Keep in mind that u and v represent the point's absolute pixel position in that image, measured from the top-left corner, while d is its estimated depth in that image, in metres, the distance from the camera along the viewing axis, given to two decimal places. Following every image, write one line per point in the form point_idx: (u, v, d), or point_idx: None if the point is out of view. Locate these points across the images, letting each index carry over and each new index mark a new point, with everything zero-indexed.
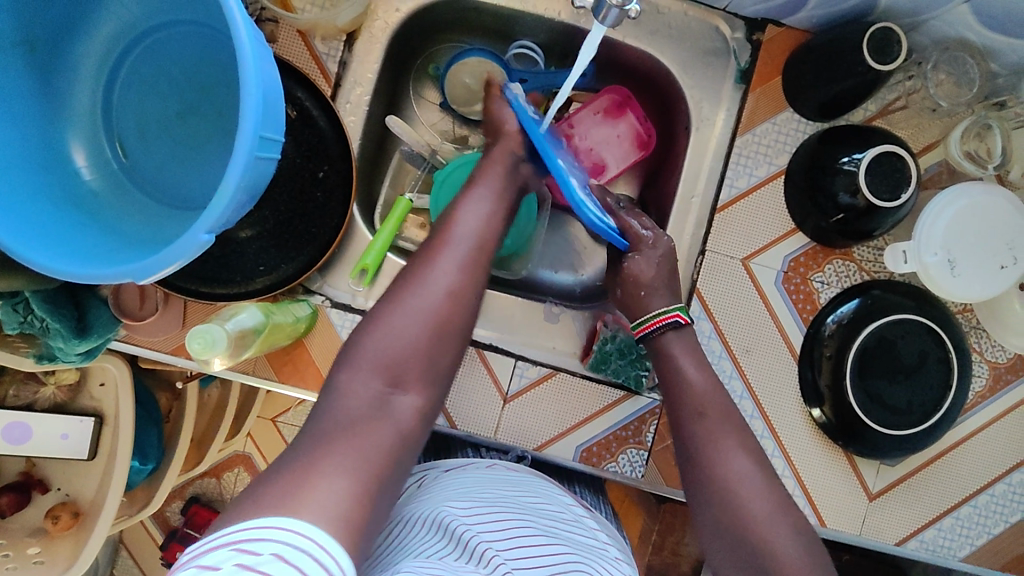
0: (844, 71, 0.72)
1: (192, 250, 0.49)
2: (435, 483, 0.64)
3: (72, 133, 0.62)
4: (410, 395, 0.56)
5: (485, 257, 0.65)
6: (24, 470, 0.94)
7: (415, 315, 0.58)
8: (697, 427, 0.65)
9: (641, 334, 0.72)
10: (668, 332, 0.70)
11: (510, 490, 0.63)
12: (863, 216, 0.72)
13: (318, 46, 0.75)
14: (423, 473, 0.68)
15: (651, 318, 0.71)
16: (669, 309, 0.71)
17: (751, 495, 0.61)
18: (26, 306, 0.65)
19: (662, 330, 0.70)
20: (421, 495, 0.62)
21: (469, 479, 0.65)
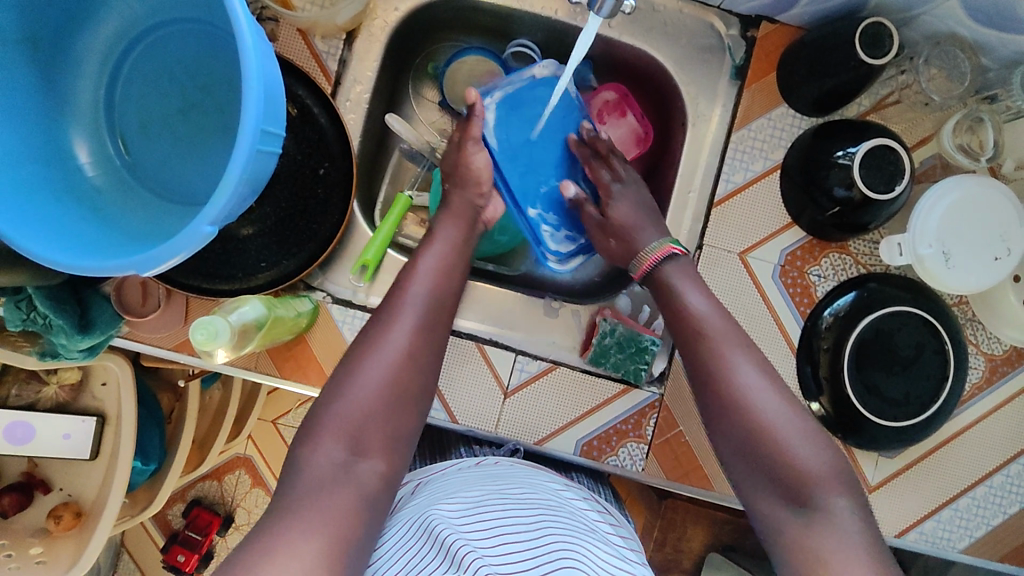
0: (838, 66, 0.73)
1: (196, 242, 0.50)
2: (429, 486, 0.66)
3: (75, 130, 0.63)
4: (375, 459, 0.57)
5: (442, 313, 0.66)
6: (26, 470, 0.94)
7: (374, 380, 0.59)
8: (704, 358, 0.64)
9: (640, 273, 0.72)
10: (666, 264, 0.70)
11: (498, 484, 0.64)
12: (859, 209, 0.72)
13: (318, 45, 0.76)
14: (420, 476, 0.70)
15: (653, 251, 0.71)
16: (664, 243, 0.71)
17: (763, 407, 0.59)
18: (28, 303, 0.67)
19: (660, 265, 0.71)
20: (415, 499, 0.64)
21: (461, 478, 0.66)
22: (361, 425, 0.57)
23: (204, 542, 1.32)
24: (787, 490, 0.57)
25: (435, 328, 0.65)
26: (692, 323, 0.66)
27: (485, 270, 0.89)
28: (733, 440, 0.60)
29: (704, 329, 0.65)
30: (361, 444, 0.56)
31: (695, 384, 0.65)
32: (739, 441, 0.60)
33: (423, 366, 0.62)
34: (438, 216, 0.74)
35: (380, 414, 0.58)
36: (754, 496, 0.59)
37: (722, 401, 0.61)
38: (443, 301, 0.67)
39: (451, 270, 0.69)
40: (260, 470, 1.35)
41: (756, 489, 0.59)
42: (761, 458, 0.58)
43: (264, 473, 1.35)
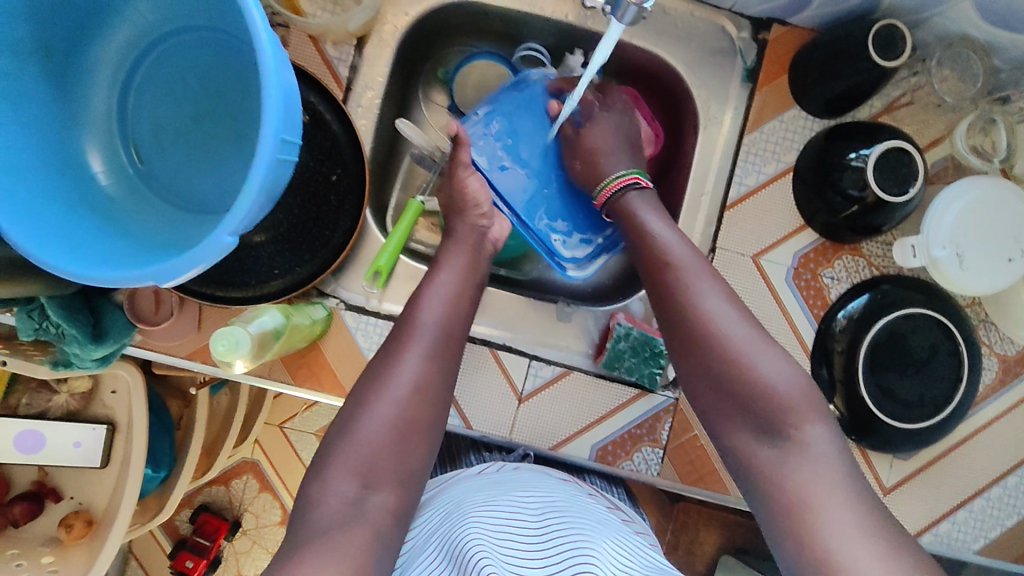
0: (850, 68, 0.73)
1: (215, 252, 0.49)
2: (447, 492, 0.66)
3: (88, 140, 0.62)
4: (385, 492, 0.56)
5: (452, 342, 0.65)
6: (37, 478, 0.94)
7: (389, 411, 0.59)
8: (672, 291, 0.64)
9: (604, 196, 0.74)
10: (629, 187, 0.73)
11: (509, 487, 0.64)
12: (873, 210, 0.72)
13: (329, 51, 0.76)
14: (438, 484, 0.69)
15: (612, 181, 0.74)
16: (629, 173, 0.74)
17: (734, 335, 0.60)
18: (40, 312, 0.67)
19: (623, 189, 0.73)
20: (431, 509, 0.64)
21: (476, 485, 0.66)
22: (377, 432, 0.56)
23: (212, 547, 1.32)
24: (755, 412, 0.57)
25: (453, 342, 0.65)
26: (659, 259, 0.66)
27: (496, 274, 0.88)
28: (700, 368, 0.60)
29: (671, 263, 0.65)
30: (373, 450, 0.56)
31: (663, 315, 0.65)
32: (707, 368, 0.60)
33: (421, 379, 0.61)
34: (442, 248, 0.73)
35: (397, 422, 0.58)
36: (724, 426, 0.59)
37: (685, 327, 0.62)
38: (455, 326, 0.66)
39: (462, 292, 0.68)
40: (269, 475, 1.35)
41: (726, 415, 0.59)
42: (727, 378, 0.59)
43: (272, 478, 1.35)
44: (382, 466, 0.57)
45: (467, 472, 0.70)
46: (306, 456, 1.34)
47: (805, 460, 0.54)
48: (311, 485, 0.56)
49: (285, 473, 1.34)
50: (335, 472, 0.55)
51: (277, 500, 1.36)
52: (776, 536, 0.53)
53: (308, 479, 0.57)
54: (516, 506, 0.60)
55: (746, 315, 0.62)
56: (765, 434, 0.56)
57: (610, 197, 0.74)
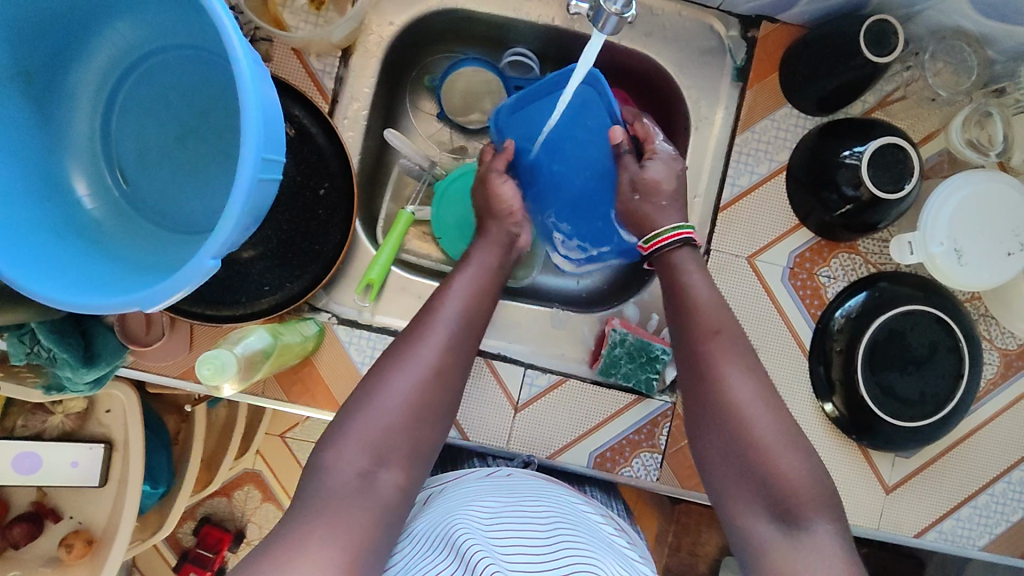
0: (841, 65, 0.72)
1: (200, 276, 0.49)
2: (444, 490, 0.64)
3: (71, 164, 0.62)
4: (395, 475, 0.55)
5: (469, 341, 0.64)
6: (34, 500, 0.93)
7: None
8: (700, 359, 0.62)
9: (650, 249, 0.71)
10: (678, 247, 0.69)
11: (521, 490, 0.63)
12: (867, 208, 0.71)
13: (313, 63, 0.76)
14: (427, 485, 0.67)
15: (666, 232, 0.70)
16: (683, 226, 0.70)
17: (759, 417, 0.58)
18: (31, 337, 0.66)
19: (675, 246, 0.69)
20: (428, 506, 0.62)
21: (475, 485, 0.64)
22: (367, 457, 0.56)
23: (215, 559, 1.32)
24: (769, 496, 0.55)
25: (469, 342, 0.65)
26: (693, 321, 0.64)
27: None
28: (722, 442, 0.59)
29: (709, 329, 0.63)
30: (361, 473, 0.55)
31: (687, 372, 0.63)
32: (725, 441, 0.58)
33: (426, 393, 0.59)
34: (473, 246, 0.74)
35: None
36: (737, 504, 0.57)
37: (712, 399, 0.60)
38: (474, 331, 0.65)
39: (472, 310, 0.66)
40: (270, 485, 1.35)
41: (737, 488, 0.57)
42: (749, 457, 0.57)
43: (274, 488, 1.35)
44: (393, 448, 0.56)
45: (473, 472, 0.68)
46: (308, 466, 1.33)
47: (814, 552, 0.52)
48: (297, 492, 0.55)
49: (287, 484, 1.34)
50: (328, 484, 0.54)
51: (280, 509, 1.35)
52: None
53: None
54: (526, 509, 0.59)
55: (774, 399, 0.59)
56: (776, 515, 0.55)
57: (656, 249, 0.71)
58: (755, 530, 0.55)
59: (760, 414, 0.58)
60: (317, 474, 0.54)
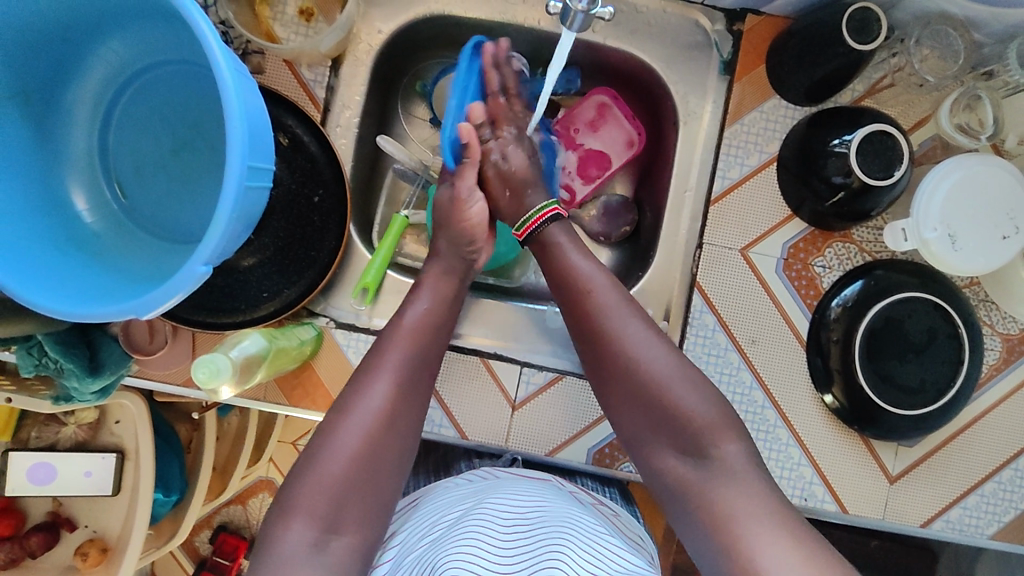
0: (826, 54, 0.72)
1: (191, 283, 0.50)
2: (433, 497, 0.67)
3: (71, 180, 0.64)
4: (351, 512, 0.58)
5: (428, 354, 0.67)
6: (50, 509, 0.95)
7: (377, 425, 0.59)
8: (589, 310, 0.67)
9: (523, 233, 0.73)
10: (549, 224, 0.72)
11: (500, 484, 0.66)
12: (859, 196, 0.71)
13: (305, 73, 0.77)
14: (415, 497, 0.70)
15: (533, 215, 0.73)
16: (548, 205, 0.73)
17: (649, 356, 0.63)
18: (39, 348, 0.68)
19: (544, 225, 0.72)
20: (418, 516, 0.64)
21: (460, 489, 0.67)
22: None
23: (231, 566, 1.33)
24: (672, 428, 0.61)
25: (424, 365, 0.67)
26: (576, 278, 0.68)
27: (484, 283, 0.88)
28: (624, 388, 0.63)
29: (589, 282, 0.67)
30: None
31: (577, 326, 0.68)
32: (622, 387, 0.63)
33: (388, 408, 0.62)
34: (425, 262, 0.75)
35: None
36: (653, 449, 0.62)
37: (610, 357, 0.64)
38: (423, 360, 0.67)
39: (431, 319, 0.69)
40: None
41: (648, 430, 0.62)
42: (649, 400, 0.62)
43: None
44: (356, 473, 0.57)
45: (454, 480, 0.70)
46: None
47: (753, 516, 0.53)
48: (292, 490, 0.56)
49: None
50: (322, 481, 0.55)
51: None
52: (701, 550, 0.55)
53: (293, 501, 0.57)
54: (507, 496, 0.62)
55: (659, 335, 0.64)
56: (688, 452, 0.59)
57: (530, 232, 0.73)
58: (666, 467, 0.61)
59: (655, 357, 0.63)
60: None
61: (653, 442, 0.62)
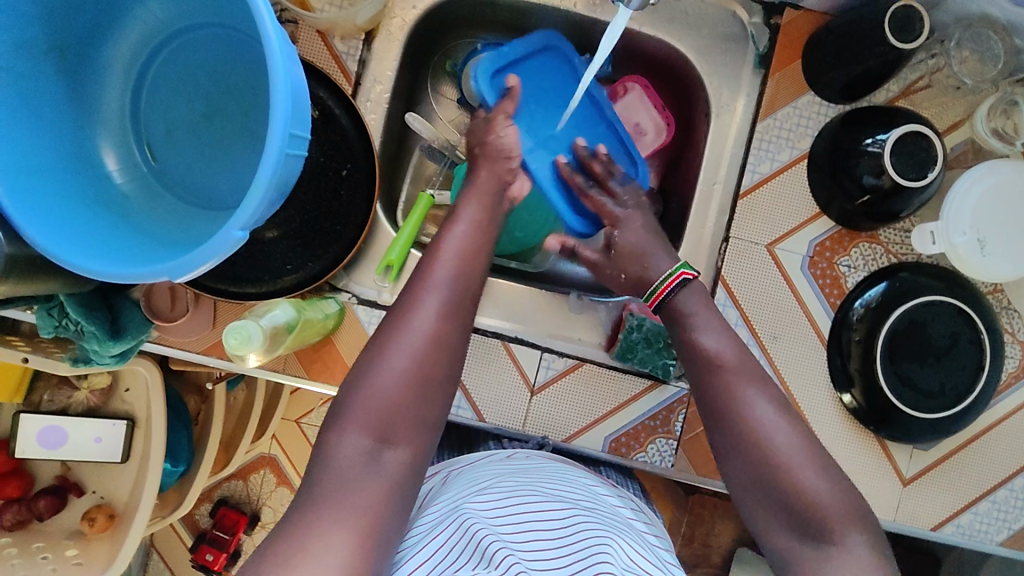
0: (866, 52, 0.71)
1: (228, 247, 0.49)
2: (450, 482, 0.64)
3: (102, 140, 0.63)
4: (400, 447, 0.55)
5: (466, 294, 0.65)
6: (60, 473, 0.96)
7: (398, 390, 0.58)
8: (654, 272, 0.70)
9: (654, 304, 0.70)
10: (679, 294, 0.68)
11: (549, 479, 0.63)
12: (890, 196, 0.71)
13: (338, 45, 0.77)
14: (453, 464, 0.70)
15: (660, 284, 0.69)
16: (676, 270, 0.69)
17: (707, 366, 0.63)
18: (60, 310, 0.68)
19: (674, 292, 0.68)
20: (453, 484, 0.63)
21: (503, 468, 0.65)
22: (394, 418, 0.56)
23: (231, 541, 1.31)
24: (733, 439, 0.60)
25: (468, 299, 0.65)
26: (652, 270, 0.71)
27: (507, 267, 0.89)
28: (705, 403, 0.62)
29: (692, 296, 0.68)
30: (389, 432, 0.55)
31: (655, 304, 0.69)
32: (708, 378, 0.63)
33: (438, 334, 0.61)
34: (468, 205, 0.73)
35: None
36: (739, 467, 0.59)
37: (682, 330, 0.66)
38: (469, 281, 0.66)
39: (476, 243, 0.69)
40: (286, 470, 1.34)
41: (726, 453, 0.60)
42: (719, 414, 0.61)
43: (290, 474, 1.34)
44: (431, 385, 0.58)
45: (494, 454, 0.70)
46: None
47: (848, 559, 0.54)
48: (319, 453, 0.55)
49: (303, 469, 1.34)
50: (341, 454, 0.55)
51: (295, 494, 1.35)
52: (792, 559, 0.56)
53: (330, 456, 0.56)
54: (557, 496, 0.60)
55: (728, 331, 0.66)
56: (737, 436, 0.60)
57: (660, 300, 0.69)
58: (761, 475, 0.58)
59: (722, 343, 0.64)
60: (362, 426, 0.55)
61: (686, 315, 0.67)
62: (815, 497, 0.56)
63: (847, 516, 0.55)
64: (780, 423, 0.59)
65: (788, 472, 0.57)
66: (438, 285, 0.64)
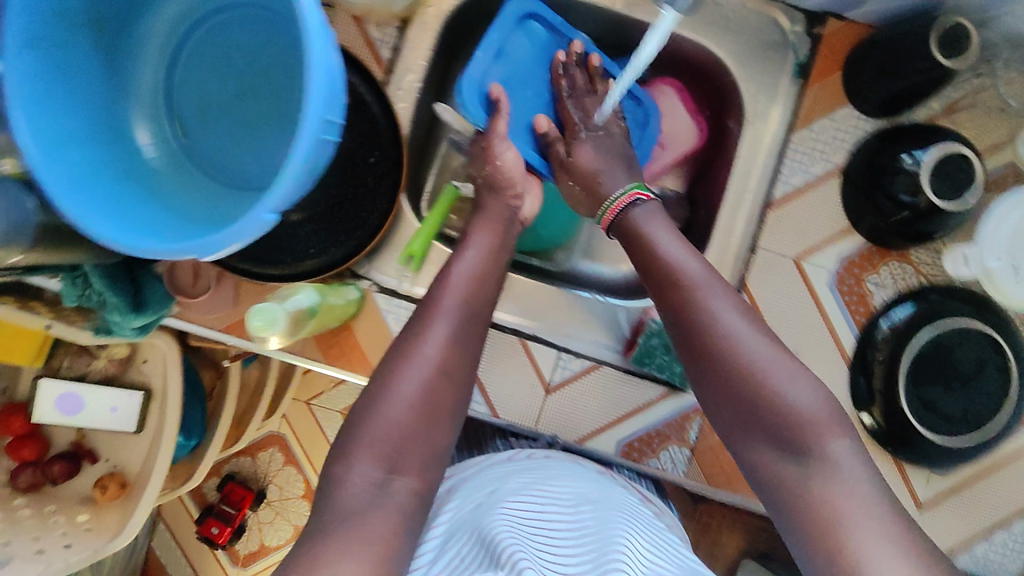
0: (909, 67, 0.69)
1: (255, 229, 0.49)
2: (463, 486, 0.65)
3: (135, 114, 0.64)
4: (409, 476, 0.56)
5: (480, 316, 0.66)
6: (74, 440, 0.98)
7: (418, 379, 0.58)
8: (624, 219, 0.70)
9: (608, 220, 0.72)
10: (633, 209, 0.70)
11: (559, 479, 0.63)
12: (924, 217, 0.69)
13: (372, 31, 0.78)
14: (465, 466, 0.70)
15: (615, 200, 0.71)
16: (628, 189, 0.71)
17: (670, 275, 0.62)
18: (84, 281, 0.67)
19: (624, 209, 0.70)
20: (465, 489, 0.64)
21: (514, 470, 0.65)
22: (405, 450, 0.56)
23: (237, 516, 1.32)
24: (696, 350, 0.59)
25: (480, 320, 0.65)
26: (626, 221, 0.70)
27: (529, 264, 0.89)
28: (668, 317, 0.62)
29: (679, 274, 0.62)
30: (399, 462, 0.55)
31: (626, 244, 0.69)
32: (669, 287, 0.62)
33: (446, 364, 0.61)
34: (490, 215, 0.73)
35: (428, 390, 0.59)
36: (738, 432, 0.56)
37: (646, 255, 0.65)
38: (480, 304, 0.66)
39: (485, 269, 0.68)
40: (295, 450, 1.35)
41: (694, 370, 0.59)
42: (682, 328, 0.60)
43: (298, 454, 1.35)
44: (444, 406, 0.59)
45: (514, 454, 0.70)
46: (332, 434, 1.34)
47: (835, 477, 0.50)
48: (342, 460, 0.56)
49: (311, 451, 1.35)
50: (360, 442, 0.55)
51: (302, 474, 1.36)
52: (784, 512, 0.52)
53: (348, 445, 0.56)
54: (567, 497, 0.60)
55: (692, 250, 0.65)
56: (695, 348, 0.59)
57: (615, 217, 0.71)
58: (727, 384, 0.56)
59: (683, 258, 0.63)
60: (377, 443, 0.56)
61: (642, 234, 0.67)
62: (790, 404, 0.53)
63: (831, 424, 0.53)
64: (746, 329, 0.57)
65: (758, 379, 0.55)
66: (447, 311, 0.63)
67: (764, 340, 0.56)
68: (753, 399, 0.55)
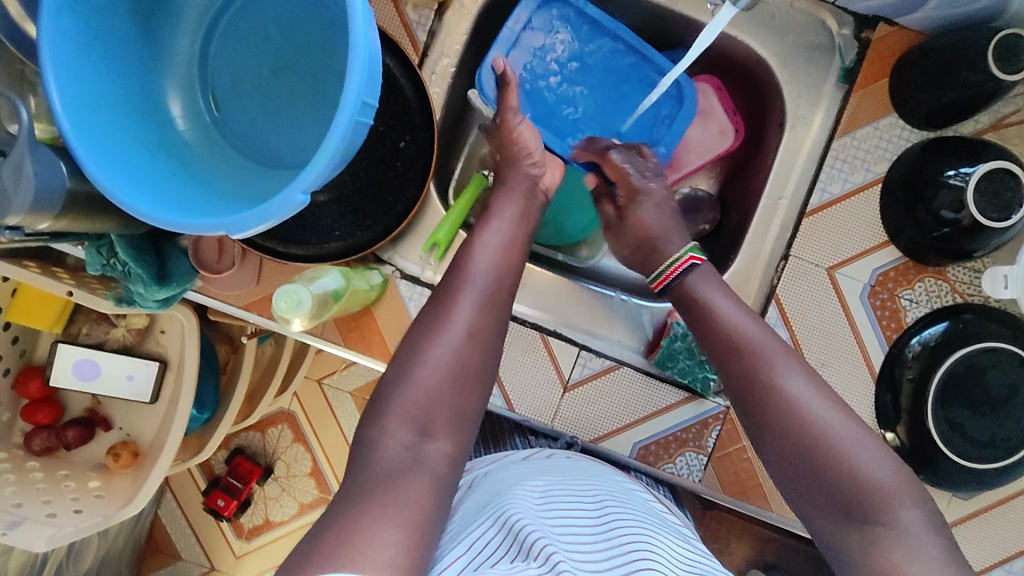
0: (959, 80, 0.67)
1: (287, 210, 0.48)
2: (477, 483, 0.64)
3: (168, 86, 0.63)
4: (442, 439, 0.55)
5: (502, 294, 0.64)
6: (89, 406, 0.98)
7: (440, 372, 0.57)
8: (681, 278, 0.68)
9: (660, 286, 0.70)
10: (688, 274, 0.68)
11: (578, 477, 0.63)
12: (966, 234, 0.67)
13: (409, 13, 0.75)
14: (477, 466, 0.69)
15: (669, 267, 0.69)
16: (684, 254, 0.69)
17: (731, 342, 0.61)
18: (109, 249, 0.68)
19: (680, 275, 0.68)
20: (481, 485, 0.63)
21: (531, 467, 0.64)
22: (431, 416, 0.56)
23: (243, 490, 1.33)
24: (761, 419, 0.58)
25: (501, 297, 0.64)
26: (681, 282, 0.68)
27: (554, 258, 0.88)
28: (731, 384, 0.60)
29: (739, 339, 0.61)
30: (430, 424, 0.55)
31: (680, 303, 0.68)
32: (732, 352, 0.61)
33: (475, 329, 0.60)
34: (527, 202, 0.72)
35: (450, 381, 0.58)
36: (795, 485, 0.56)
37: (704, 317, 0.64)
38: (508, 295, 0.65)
39: (512, 240, 0.68)
40: (304, 429, 1.36)
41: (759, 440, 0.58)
42: (747, 399, 0.59)
43: (308, 433, 1.35)
44: (470, 372, 0.58)
45: (538, 453, 0.69)
46: (343, 414, 1.34)
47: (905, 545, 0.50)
48: (360, 438, 0.55)
49: (320, 431, 1.35)
50: (379, 431, 0.54)
51: (310, 453, 1.36)
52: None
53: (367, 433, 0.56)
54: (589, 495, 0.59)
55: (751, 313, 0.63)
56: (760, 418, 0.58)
57: (668, 283, 0.69)
58: (792, 454, 0.55)
59: (744, 323, 0.62)
60: (401, 422, 0.55)
61: (700, 299, 0.65)
62: (859, 473, 0.52)
63: (899, 491, 0.52)
64: (811, 395, 0.57)
65: (824, 446, 0.54)
66: (478, 296, 0.62)
67: (827, 407, 0.56)
68: (816, 462, 0.54)
